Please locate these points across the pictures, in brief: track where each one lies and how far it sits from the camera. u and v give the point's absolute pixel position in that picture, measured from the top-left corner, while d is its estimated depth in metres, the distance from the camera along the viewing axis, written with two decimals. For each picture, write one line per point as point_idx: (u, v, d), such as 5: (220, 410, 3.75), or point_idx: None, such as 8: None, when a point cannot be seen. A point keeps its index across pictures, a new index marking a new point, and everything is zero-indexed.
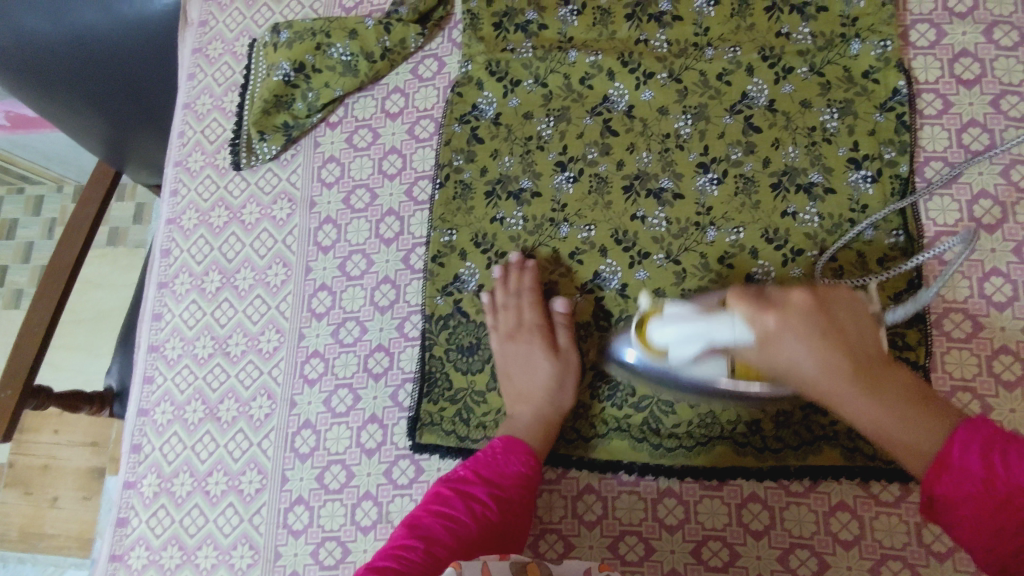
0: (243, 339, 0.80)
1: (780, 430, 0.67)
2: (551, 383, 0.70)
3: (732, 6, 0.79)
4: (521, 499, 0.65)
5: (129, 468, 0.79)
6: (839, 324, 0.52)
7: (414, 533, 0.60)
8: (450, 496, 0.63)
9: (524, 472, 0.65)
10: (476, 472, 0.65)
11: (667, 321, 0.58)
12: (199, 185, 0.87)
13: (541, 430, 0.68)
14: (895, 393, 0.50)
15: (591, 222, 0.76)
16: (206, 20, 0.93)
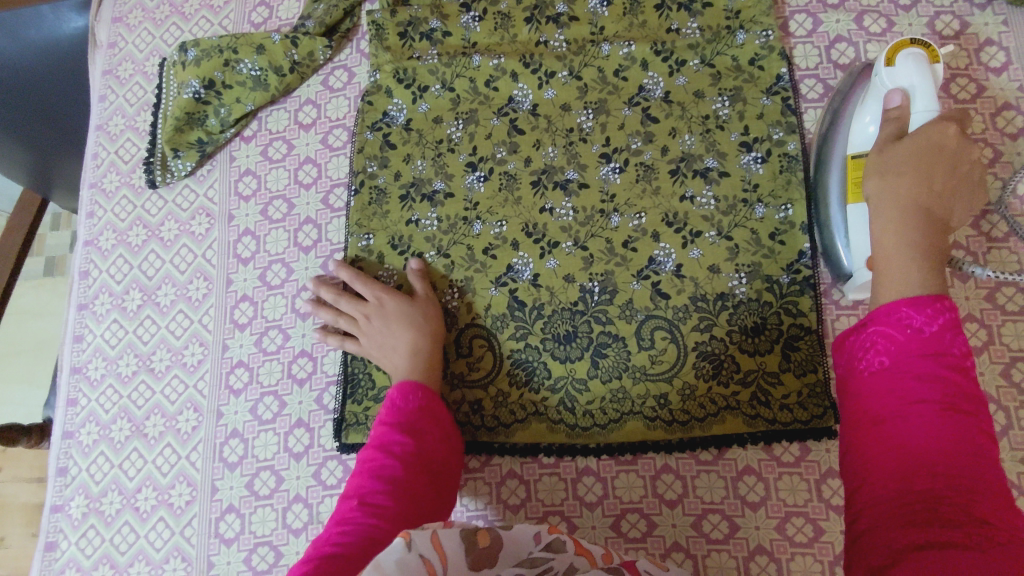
0: (167, 355, 0.80)
1: (685, 403, 0.71)
2: (401, 326, 0.73)
3: (624, 5, 0.83)
4: (439, 435, 0.65)
5: (55, 492, 0.78)
6: (954, 158, 0.58)
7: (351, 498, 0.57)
8: (372, 456, 0.61)
9: (424, 405, 0.67)
10: (387, 422, 0.65)
11: (908, 71, 0.64)
12: (116, 206, 0.87)
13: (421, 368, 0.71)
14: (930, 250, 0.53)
15: (502, 218, 0.78)
16: (116, 42, 0.94)
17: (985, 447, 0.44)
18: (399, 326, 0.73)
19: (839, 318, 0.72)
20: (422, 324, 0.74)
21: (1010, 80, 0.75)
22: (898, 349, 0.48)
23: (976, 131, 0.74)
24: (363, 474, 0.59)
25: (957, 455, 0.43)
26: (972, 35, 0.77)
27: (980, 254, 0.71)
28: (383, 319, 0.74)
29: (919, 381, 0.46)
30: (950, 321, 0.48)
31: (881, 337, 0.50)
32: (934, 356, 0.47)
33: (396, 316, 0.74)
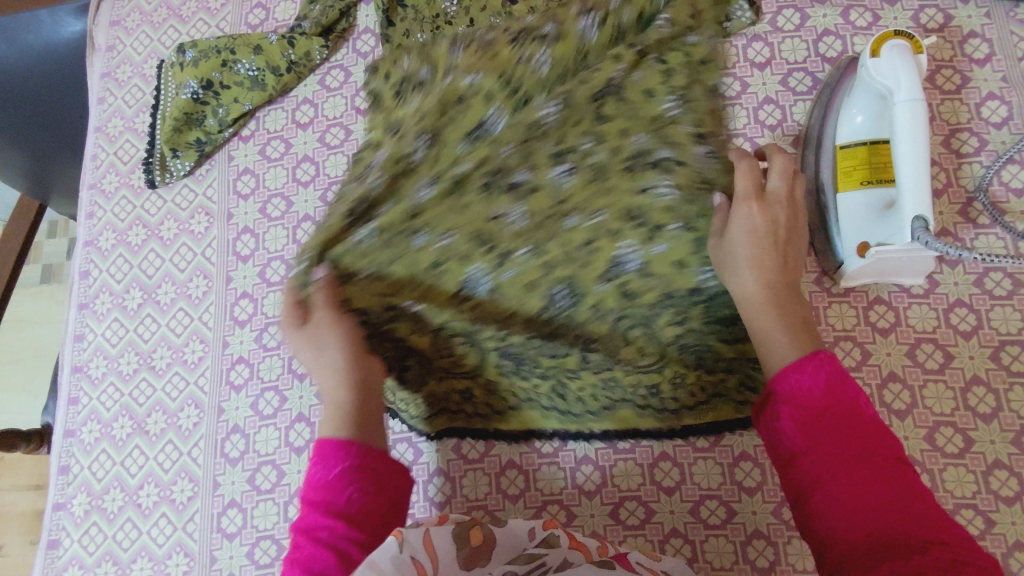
0: (168, 352, 0.81)
1: (676, 393, 0.71)
2: (339, 357, 0.64)
3: None
4: (371, 492, 0.57)
5: (57, 490, 0.79)
6: (788, 230, 0.64)
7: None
8: (298, 545, 0.54)
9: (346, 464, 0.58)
10: (310, 499, 0.57)
11: (893, 62, 0.66)
12: (115, 206, 0.88)
13: (359, 404, 0.63)
14: (791, 322, 0.60)
15: (508, 193, 0.74)
16: (114, 45, 0.95)
17: (903, 473, 0.48)
18: (331, 351, 0.64)
19: (830, 305, 0.73)
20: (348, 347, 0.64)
21: (993, 70, 0.76)
22: (805, 406, 0.52)
23: (961, 121, 0.76)
24: (295, 574, 0.52)
25: (878, 493, 0.47)
26: (956, 28, 0.78)
27: (967, 241, 0.72)
28: (307, 345, 0.65)
29: (839, 427, 0.50)
30: (833, 368, 0.53)
31: (787, 405, 0.53)
32: (834, 405, 0.51)
33: (317, 343, 0.64)
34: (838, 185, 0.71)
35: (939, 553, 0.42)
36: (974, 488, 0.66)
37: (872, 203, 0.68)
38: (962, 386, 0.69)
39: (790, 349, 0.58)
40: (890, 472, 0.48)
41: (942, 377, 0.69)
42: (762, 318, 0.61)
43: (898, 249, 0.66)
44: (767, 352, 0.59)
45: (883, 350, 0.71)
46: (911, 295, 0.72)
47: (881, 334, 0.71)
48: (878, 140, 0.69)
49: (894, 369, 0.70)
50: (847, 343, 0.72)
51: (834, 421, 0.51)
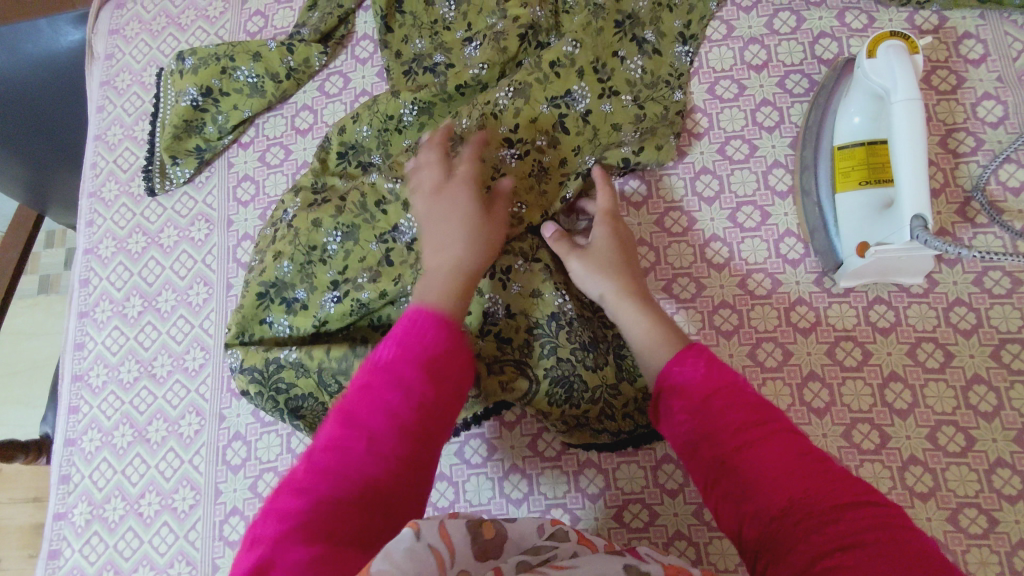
0: (169, 360, 0.81)
1: (640, 404, 0.73)
2: (468, 239, 0.68)
3: None
4: (456, 379, 0.58)
5: (58, 499, 0.79)
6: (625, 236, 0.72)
7: (354, 416, 0.53)
8: (375, 380, 0.55)
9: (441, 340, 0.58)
10: (404, 351, 0.57)
11: (893, 63, 0.66)
12: (115, 214, 0.88)
13: (454, 281, 0.65)
14: (654, 311, 0.66)
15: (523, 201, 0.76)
16: (113, 54, 0.95)
17: (795, 439, 0.50)
18: (456, 219, 0.68)
19: (830, 306, 0.73)
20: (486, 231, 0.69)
21: (988, 71, 0.77)
22: (696, 395, 0.54)
23: (958, 121, 0.76)
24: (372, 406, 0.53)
25: (769, 463, 0.48)
26: (950, 29, 0.79)
27: (965, 240, 0.73)
28: (445, 212, 0.69)
29: (730, 412, 0.52)
30: (710, 357, 0.57)
31: (676, 398, 0.56)
32: (721, 392, 0.54)
33: (446, 220, 0.68)
34: (837, 186, 0.71)
35: (844, 510, 0.44)
36: (977, 487, 0.66)
37: (871, 203, 0.69)
38: (962, 384, 0.69)
39: (660, 338, 0.63)
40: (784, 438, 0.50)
41: (943, 375, 0.69)
42: (632, 310, 0.66)
43: (897, 248, 0.66)
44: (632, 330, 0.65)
45: (884, 349, 0.71)
46: (910, 294, 0.72)
47: (881, 333, 0.71)
48: (875, 141, 0.70)
49: (894, 368, 0.70)
50: (849, 343, 0.72)
51: (722, 407, 0.53)
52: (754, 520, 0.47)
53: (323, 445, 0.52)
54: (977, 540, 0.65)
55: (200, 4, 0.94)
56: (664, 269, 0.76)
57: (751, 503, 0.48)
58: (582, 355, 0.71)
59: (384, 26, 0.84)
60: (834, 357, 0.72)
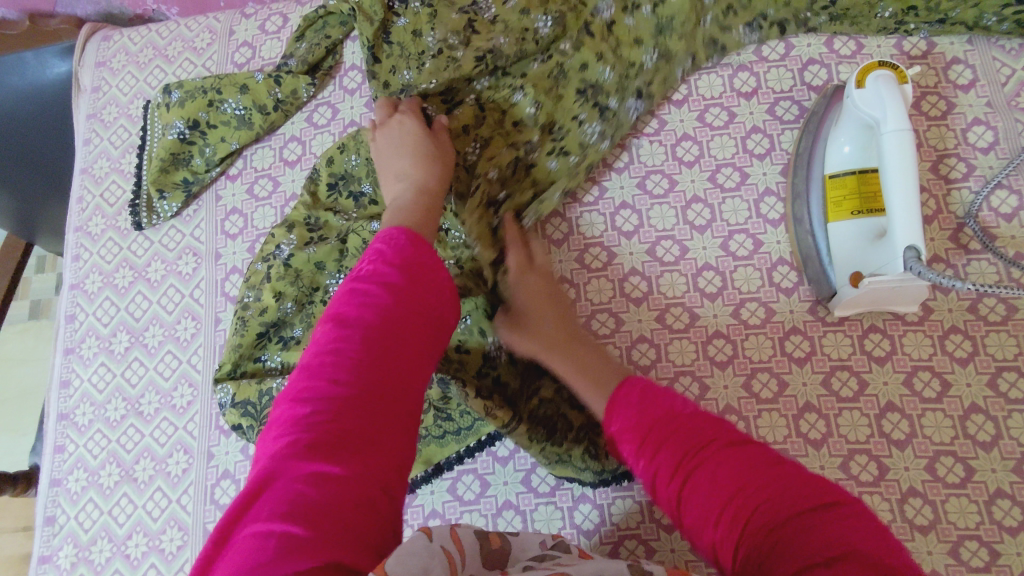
0: (156, 397, 0.79)
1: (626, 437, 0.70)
2: (431, 155, 0.71)
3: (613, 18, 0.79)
4: (443, 291, 0.57)
5: (43, 541, 0.77)
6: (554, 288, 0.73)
7: (341, 335, 0.51)
8: (359, 296, 0.53)
9: (409, 248, 0.57)
10: (384, 265, 0.55)
11: (882, 94, 0.65)
12: (102, 248, 0.87)
13: (424, 201, 0.68)
14: (592, 363, 0.65)
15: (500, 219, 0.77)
16: (99, 86, 0.94)
17: (752, 449, 0.47)
18: (413, 150, 0.71)
19: (825, 335, 0.72)
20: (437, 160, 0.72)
21: (978, 96, 0.77)
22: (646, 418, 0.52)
23: (948, 147, 0.76)
24: (340, 329, 0.51)
25: (724, 486, 0.45)
26: (938, 54, 0.79)
27: (959, 267, 0.72)
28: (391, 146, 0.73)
29: (680, 434, 0.49)
30: (643, 388, 0.55)
31: (620, 436, 0.53)
32: (665, 416, 0.51)
33: (415, 146, 0.71)
34: (827, 215, 0.71)
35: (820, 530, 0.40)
36: (977, 519, 0.65)
37: (863, 232, 0.68)
38: (960, 413, 0.68)
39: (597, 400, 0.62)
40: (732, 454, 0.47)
41: (940, 405, 0.69)
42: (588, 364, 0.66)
43: (890, 279, 0.66)
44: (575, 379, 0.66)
45: (880, 379, 0.70)
46: (905, 323, 0.71)
47: (877, 363, 0.71)
48: (866, 169, 0.69)
49: (891, 398, 0.70)
50: (844, 372, 0.71)
51: (669, 432, 0.50)
52: (727, 549, 0.44)
53: (313, 366, 0.50)
54: (979, 574, 0.64)
55: (188, 36, 0.93)
56: (657, 298, 0.76)
57: (717, 532, 0.45)
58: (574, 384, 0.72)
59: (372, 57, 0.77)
60: (830, 387, 0.71)
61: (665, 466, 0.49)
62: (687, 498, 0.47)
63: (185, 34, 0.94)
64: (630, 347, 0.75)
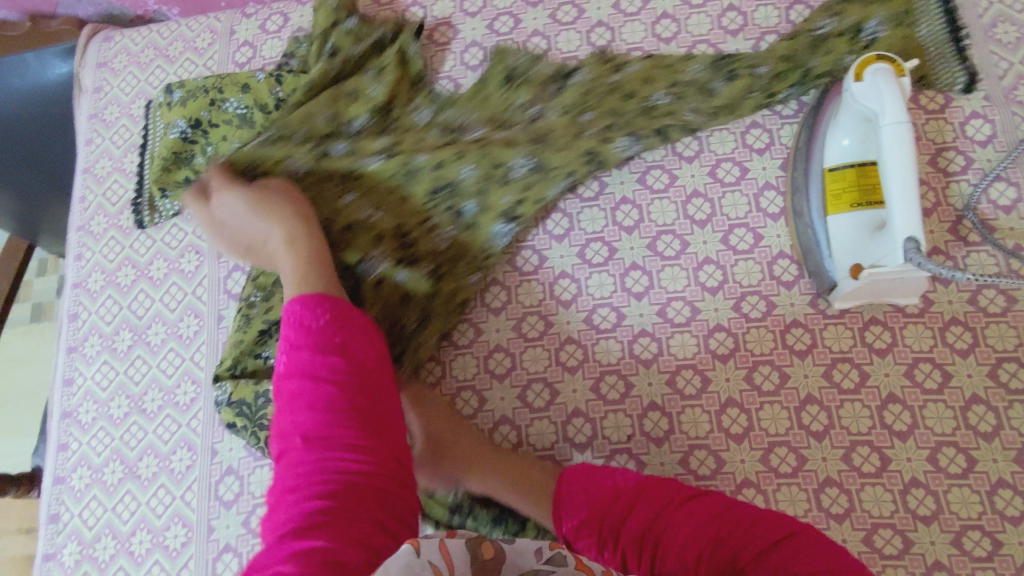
0: (159, 395, 0.80)
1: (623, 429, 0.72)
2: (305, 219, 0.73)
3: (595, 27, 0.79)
4: (364, 333, 0.60)
5: (47, 539, 0.77)
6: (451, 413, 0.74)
7: (287, 438, 0.54)
8: (292, 390, 0.56)
9: (320, 320, 0.59)
10: (298, 351, 0.58)
11: (882, 86, 0.65)
12: (104, 247, 0.87)
13: (316, 259, 0.69)
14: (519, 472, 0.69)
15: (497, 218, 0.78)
16: (100, 86, 0.94)
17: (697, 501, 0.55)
18: (291, 208, 0.73)
19: (825, 327, 0.73)
20: (291, 212, 0.73)
21: (975, 90, 0.77)
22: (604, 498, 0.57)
23: (946, 140, 0.76)
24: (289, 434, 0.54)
25: (695, 533, 0.52)
26: None
27: (959, 259, 0.72)
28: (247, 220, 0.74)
29: (636, 499, 0.56)
30: (589, 469, 0.61)
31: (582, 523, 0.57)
32: (618, 497, 0.57)
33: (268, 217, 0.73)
34: (827, 207, 0.71)
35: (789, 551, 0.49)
36: (979, 509, 0.66)
37: (862, 224, 0.68)
38: (961, 404, 0.69)
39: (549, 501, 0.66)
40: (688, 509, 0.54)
41: (941, 396, 0.69)
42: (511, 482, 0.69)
43: (890, 271, 0.66)
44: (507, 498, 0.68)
45: (881, 370, 0.71)
46: (906, 314, 0.72)
47: (878, 354, 0.71)
48: (866, 162, 0.69)
49: (892, 390, 0.70)
50: (845, 364, 0.71)
51: (626, 503, 0.56)
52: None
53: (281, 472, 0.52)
54: (981, 564, 0.64)
55: (188, 36, 0.94)
56: (659, 293, 0.76)
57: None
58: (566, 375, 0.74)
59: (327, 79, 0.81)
60: (831, 379, 0.71)
61: (634, 532, 0.54)
62: (663, 551, 0.52)
63: (186, 34, 0.94)
64: (632, 341, 0.75)
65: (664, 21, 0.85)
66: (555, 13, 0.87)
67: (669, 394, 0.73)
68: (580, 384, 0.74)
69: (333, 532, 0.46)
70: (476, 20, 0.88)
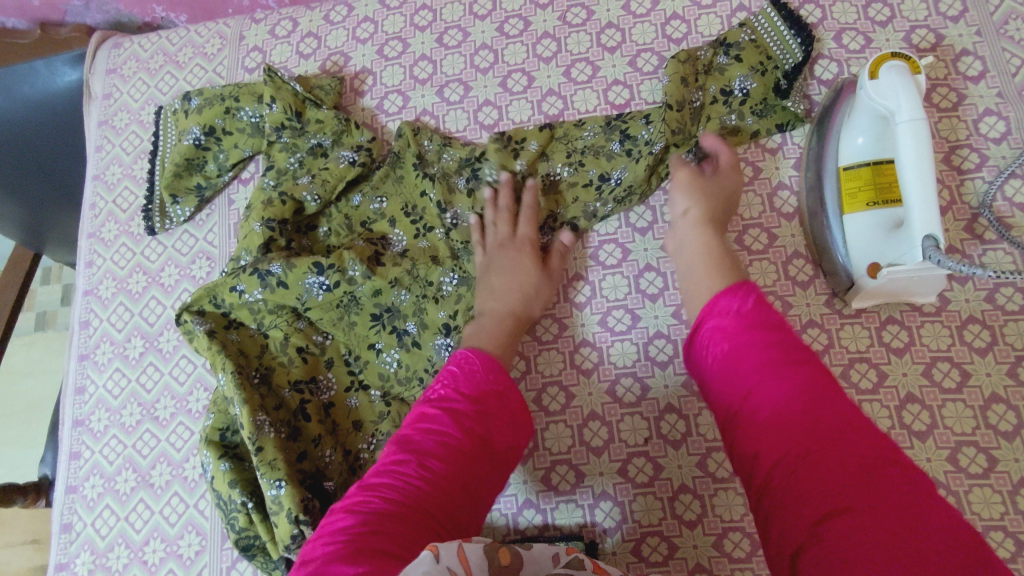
0: (171, 402, 0.79)
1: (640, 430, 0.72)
2: (531, 289, 0.73)
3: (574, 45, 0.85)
4: (513, 420, 0.62)
5: (60, 549, 0.77)
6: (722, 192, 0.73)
7: (404, 451, 0.57)
8: (433, 419, 0.59)
9: (487, 381, 0.62)
10: (455, 390, 0.61)
11: (896, 84, 0.66)
12: (114, 254, 0.87)
13: (511, 334, 0.70)
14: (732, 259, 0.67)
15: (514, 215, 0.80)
16: (110, 93, 0.94)
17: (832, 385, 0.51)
18: (515, 276, 0.73)
19: (842, 327, 0.72)
20: (527, 274, 0.74)
21: (988, 87, 0.77)
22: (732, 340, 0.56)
23: (960, 138, 0.76)
24: (405, 449, 0.57)
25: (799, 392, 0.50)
26: (948, 47, 0.79)
27: (975, 257, 0.72)
28: (501, 266, 0.74)
29: (772, 339, 0.54)
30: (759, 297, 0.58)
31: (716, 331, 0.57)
32: (777, 329, 0.55)
33: (498, 266, 0.74)
34: (842, 207, 0.71)
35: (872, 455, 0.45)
36: (1002, 509, 0.65)
37: (879, 223, 0.68)
38: (981, 404, 0.68)
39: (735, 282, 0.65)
40: (820, 383, 0.50)
41: (960, 396, 0.68)
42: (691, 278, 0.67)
43: (909, 268, 0.65)
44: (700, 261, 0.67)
45: (899, 370, 0.70)
46: (923, 314, 0.71)
47: (896, 354, 0.71)
48: (881, 160, 0.69)
49: (911, 390, 0.69)
50: (863, 365, 0.71)
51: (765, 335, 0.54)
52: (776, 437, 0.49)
53: (374, 472, 0.56)
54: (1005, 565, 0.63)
55: (198, 42, 0.94)
56: (673, 294, 0.75)
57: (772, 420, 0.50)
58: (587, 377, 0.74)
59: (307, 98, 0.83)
60: (849, 380, 0.70)
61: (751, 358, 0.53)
62: (757, 389, 0.52)
63: (195, 40, 0.94)
64: (647, 342, 0.74)
65: (674, 22, 0.85)
66: (565, 15, 0.87)
67: (686, 396, 0.72)
68: (595, 387, 0.74)
69: (377, 535, 0.48)
70: (486, 22, 0.88)
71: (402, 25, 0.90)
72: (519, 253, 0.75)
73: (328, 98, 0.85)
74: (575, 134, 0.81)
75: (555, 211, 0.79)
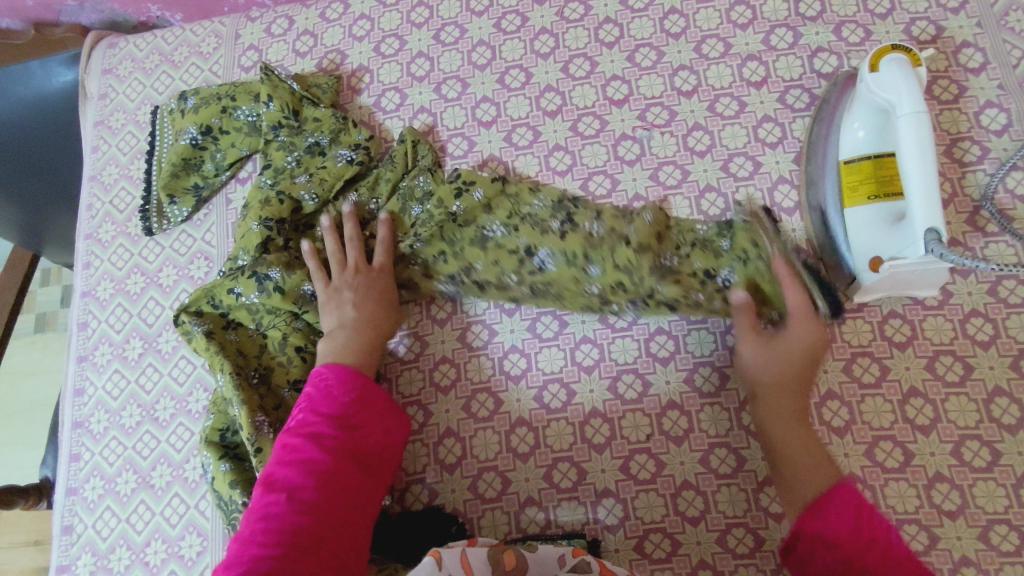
0: (171, 403, 0.79)
1: (643, 427, 0.72)
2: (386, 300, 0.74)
3: (571, 43, 0.85)
4: (381, 425, 0.64)
5: (61, 551, 0.77)
6: (790, 352, 0.67)
7: (272, 491, 0.56)
8: (298, 447, 0.59)
9: (352, 396, 0.63)
10: (314, 413, 0.62)
11: (896, 77, 0.65)
12: (112, 255, 0.87)
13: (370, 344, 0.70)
14: (802, 431, 0.65)
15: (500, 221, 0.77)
16: (106, 93, 0.94)
17: None
18: (366, 292, 0.73)
19: (845, 321, 0.72)
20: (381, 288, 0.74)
21: (989, 79, 0.77)
22: (840, 556, 0.55)
23: (962, 131, 0.76)
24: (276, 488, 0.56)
25: None
26: (948, 38, 0.79)
27: (977, 250, 0.72)
28: (347, 290, 0.73)
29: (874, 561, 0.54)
30: (889, 555, 0.54)
31: (813, 542, 0.57)
32: (873, 540, 0.55)
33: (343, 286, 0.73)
34: (843, 200, 0.70)
35: None
36: (1006, 502, 0.65)
37: (881, 217, 0.68)
38: (984, 397, 0.68)
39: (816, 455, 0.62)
40: None
41: (964, 389, 0.68)
42: (771, 423, 0.66)
43: (911, 262, 0.65)
44: (789, 454, 0.63)
45: (901, 364, 0.70)
46: (925, 307, 0.71)
47: (898, 348, 0.70)
48: (882, 154, 0.69)
49: (914, 383, 0.69)
50: (865, 359, 0.70)
51: (849, 513, 0.57)
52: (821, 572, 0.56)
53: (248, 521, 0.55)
54: (1010, 558, 0.63)
55: (194, 41, 0.93)
56: None
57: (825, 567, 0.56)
58: (588, 376, 0.74)
59: (299, 98, 0.83)
60: (852, 374, 0.70)
61: None
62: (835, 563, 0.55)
63: (190, 39, 0.93)
64: (647, 339, 0.74)
65: (672, 16, 0.84)
66: (563, 11, 0.86)
67: (687, 392, 0.72)
68: (596, 384, 0.74)
69: None
70: (483, 19, 0.88)
71: (399, 22, 0.90)
72: (369, 274, 0.74)
73: (325, 96, 0.85)
74: (526, 198, 0.78)
75: (471, 265, 0.77)
